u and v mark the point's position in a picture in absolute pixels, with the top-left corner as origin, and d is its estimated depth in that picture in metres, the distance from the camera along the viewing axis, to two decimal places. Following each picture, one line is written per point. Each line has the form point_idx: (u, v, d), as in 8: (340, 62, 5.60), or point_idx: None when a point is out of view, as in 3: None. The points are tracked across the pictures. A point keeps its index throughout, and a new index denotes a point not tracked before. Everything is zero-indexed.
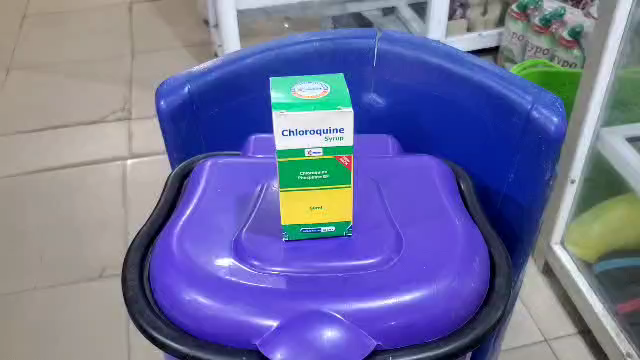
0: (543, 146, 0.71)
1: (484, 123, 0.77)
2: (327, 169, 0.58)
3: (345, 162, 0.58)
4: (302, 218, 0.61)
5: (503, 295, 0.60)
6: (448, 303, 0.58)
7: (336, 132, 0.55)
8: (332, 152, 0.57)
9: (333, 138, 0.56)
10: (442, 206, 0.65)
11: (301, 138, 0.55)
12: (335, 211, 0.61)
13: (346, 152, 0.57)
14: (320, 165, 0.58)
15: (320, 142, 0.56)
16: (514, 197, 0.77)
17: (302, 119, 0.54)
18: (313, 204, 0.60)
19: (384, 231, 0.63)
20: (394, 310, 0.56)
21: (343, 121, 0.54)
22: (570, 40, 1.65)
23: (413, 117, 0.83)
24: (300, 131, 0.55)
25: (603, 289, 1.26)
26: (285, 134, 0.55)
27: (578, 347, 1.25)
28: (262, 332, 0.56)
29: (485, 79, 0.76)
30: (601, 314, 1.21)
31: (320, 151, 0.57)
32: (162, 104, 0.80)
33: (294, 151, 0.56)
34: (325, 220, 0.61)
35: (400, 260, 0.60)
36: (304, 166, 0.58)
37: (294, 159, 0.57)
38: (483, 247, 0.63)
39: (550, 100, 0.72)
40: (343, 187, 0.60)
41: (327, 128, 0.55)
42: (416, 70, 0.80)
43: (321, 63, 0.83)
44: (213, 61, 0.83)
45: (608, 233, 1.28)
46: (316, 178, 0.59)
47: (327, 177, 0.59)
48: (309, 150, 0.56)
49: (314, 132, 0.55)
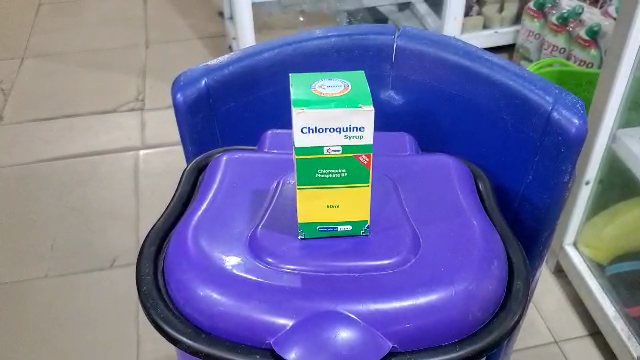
0: (563, 147, 0.71)
1: (503, 123, 0.76)
2: (346, 167, 0.57)
3: (364, 161, 0.57)
4: (319, 217, 0.60)
5: (520, 299, 0.59)
6: (466, 306, 0.57)
7: (357, 130, 0.54)
8: (351, 151, 0.56)
9: (352, 137, 0.55)
10: (460, 206, 0.64)
11: (321, 136, 0.55)
12: (351, 210, 0.60)
13: (365, 151, 0.56)
14: (339, 163, 0.57)
15: (340, 140, 0.55)
16: (532, 199, 0.76)
17: (322, 117, 0.53)
18: (329, 202, 0.59)
19: (401, 230, 0.62)
20: (411, 312, 0.56)
21: (363, 120, 0.53)
22: (587, 39, 1.63)
23: (431, 116, 0.82)
24: (319, 128, 0.54)
25: (614, 291, 1.25)
26: (304, 131, 0.54)
27: (588, 349, 1.24)
28: (277, 331, 0.55)
29: (504, 79, 0.75)
30: (612, 317, 1.19)
31: (339, 149, 0.56)
32: (179, 97, 0.80)
33: (313, 148, 0.56)
34: (341, 219, 0.60)
35: (418, 261, 0.59)
36: (321, 164, 0.57)
37: (312, 157, 0.56)
38: (501, 249, 0.62)
39: (571, 102, 0.71)
40: (360, 186, 0.59)
41: (347, 126, 0.54)
42: (434, 68, 0.80)
43: (338, 58, 0.83)
44: (230, 54, 0.82)
45: (621, 235, 1.26)
46: (334, 176, 0.58)
47: (347, 175, 0.58)
48: (328, 148, 0.56)
49: (333, 130, 0.54)
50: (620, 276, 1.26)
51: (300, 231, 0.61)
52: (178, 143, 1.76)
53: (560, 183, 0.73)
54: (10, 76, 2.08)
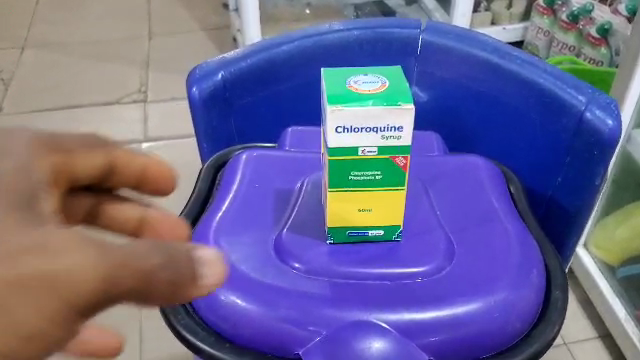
0: (596, 149, 0.70)
1: (533, 123, 0.76)
2: (381, 170, 0.54)
3: (401, 163, 0.53)
4: (349, 222, 0.57)
5: (561, 309, 0.56)
6: (505, 316, 0.54)
7: (394, 130, 0.51)
8: (387, 152, 0.52)
9: (390, 137, 0.51)
10: (494, 210, 0.62)
11: (357, 135, 0.51)
12: (384, 214, 0.56)
13: (402, 152, 0.52)
14: (374, 165, 0.53)
15: (376, 140, 0.51)
16: (561, 201, 0.76)
17: (359, 114, 0.49)
18: (361, 206, 0.56)
19: (436, 234, 0.59)
20: (446, 324, 0.53)
21: (404, 119, 0.50)
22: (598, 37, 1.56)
23: (457, 114, 0.81)
24: (355, 128, 0.50)
25: (627, 295, 1.20)
26: (339, 131, 0.50)
27: (599, 351, 1.18)
28: (306, 342, 0.53)
29: (535, 77, 0.74)
30: (623, 319, 1.16)
31: (375, 150, 0.52)
32: (194, 90, 0.76)
33: (348, 148, 0.52)
34: (373, 223, 0.57)
35: (453, 269, 0.56)
36: (355, 166, 0.53)
37: (347, 158, 0.53)
38: (539, 256, 0.59)
39: (605, 102, 0.70)
40: (395, 188, 0.55)
41: (384, 126, 0.50)
42: (461, 64, 0.78)
43: (361, 53, 0.81)
44: (247, 47, 0.79)
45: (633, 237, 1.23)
46: (367, 179, 0.54)
47: (382, 177, 0.54)
48: (363, 149, 0.52)
49: (370, 129, 0.51)
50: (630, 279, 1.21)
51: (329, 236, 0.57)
52: (181, 137, 1.72)
53: (592, 185, 0.72)
54: (11, 66, 2.04)
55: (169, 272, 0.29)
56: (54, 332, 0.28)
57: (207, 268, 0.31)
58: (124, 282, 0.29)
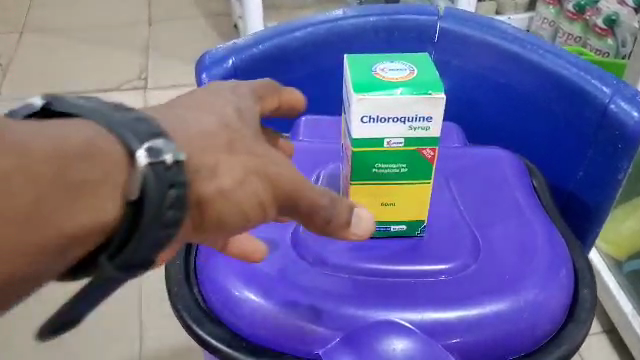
0: (620, 143, 0.67)
1: (555, 116, 0.73)
2: (406, 162, 0.51)
3: (428, 155, 0.51)
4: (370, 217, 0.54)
5: (588, 309, 0.54)
6: (533, 317, 0.52)
7: (423, 120, 0.48)
8: (414, 144, 0.50)
9: (417, 128, 0.49)
10: (519, 206, 0.60)
11: (383, 126, 0.48)
12: (407, 209, 0.54)
13: (430, 144, 0.50)
14: (399, 157, 0.51)
15: (403, 131, 0.49)
16: (581, 196, 0.73)
17: (387, 103, 0.47)
18: (384, 200, 0.54)
19: (460, 233, 0.57)
20: (472, 325, 0.50)
21: (434, 109, 0.47)
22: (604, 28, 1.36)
23: (475, 105, 0.79)
24: (382, 117, 0.48)
25: (634, 290, 1.11)
26: (364, 120, 0.48)
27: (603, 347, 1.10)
28: (326, 342, 0.50)
29: (557, 68, 0.71)
30: (630, 315, 1.06)
31: (401, 142, 0.50)
32: (204, 78, 0.73)
33: (373, 139, 0.49)
34: (396, 217, 0.55)
35: (479, 267, 0.54)
36: (379, 158, 0.51)
37: (371, 149, 0.50)
38: (567, 255, 0.57)
39: (630, 94, 0.67)
40: (421, 183, 0.53)
41: (412, 116, 0.48)
42: (480, 53, 0.75)
43: (376, 40, 0.78)
44: (258, 33, 0.76)
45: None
46: (392, 172, 0.52)
47: (406, 170, 0.52)
48: (389, 140, 0.49)
49: (397, 119, 0.48)
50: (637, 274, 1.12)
51: None
52: None
53: (615, 181, 0.69)
54: (8, 50, 2.01)
55: (327, 214, 0.38)
56: (264, 215, 0.35)
57: (362, 220, 0.41)
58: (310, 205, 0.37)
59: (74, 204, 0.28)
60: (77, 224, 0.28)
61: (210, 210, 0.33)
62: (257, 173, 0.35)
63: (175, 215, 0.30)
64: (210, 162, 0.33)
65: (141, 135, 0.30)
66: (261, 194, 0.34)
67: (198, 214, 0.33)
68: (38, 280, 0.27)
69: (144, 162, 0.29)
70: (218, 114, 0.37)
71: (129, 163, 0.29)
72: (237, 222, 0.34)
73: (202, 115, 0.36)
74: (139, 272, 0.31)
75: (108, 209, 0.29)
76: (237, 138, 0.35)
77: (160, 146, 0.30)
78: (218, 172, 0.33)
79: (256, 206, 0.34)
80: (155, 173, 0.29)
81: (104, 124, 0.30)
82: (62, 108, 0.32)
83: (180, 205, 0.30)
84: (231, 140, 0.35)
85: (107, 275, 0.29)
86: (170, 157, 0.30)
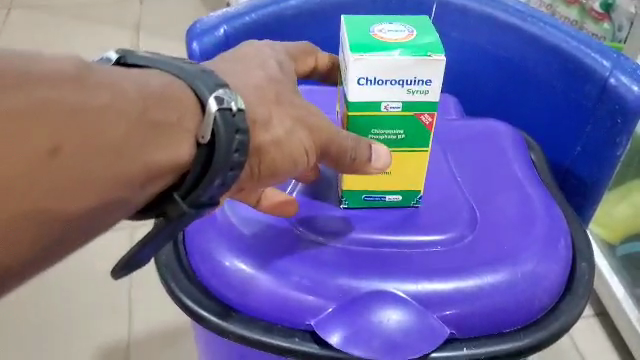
0: (619, 117, 0.66)
1: (554, 89, 0.71)
2: (404, 128, 0.51)
3: (425, 121, 0.50)
4: (366, 185, 0.54)
5: (586, 282, 0.53)
6: (530, 290, 0.51)
7: (422, 84, 0.48)
8: (412, 108, 0.49)
9: (416, 92, 0.48)
10: (518, 179, 0.58)
11: (382, 88, 0.48)
12: (402, 178, 0.54)
13: (427, 109, 0.49)
14: (396, 122, 0.50)
15: (401, 95, 0.48)
16: (578, 172, 0.72)
17: (386, 64, 0.46)
18: None
19: (457, 204, 0.56)
20: (467, 297, 0.49)
21: (433, 70, 0.47)
22: None
23: (473, 79, 0.78)
24: (380, 80, 0.47)
25: (626, 274, 1.11)
26: (361, 82, 0.47)
27: (596, 332, 1.09)
28: (318, 312, 0.49)
29: (557, 40, 0.69)
30: (621, 297, 1.06)
31: (399, 106, 0.49)
32: (195, 46, 0.71)
33: (370, 102, 0.49)
34: (391, 187, 0.54)
35: (475, 239, 0.53)
36: (376, 123, 0.50)
37: (369, 113, 0.49)
38: (566, 228, 0.56)
39: (631, 67, 0.66)
40: (417, 150, 0.52)
41: (411, 78, 0.47)
42: (479, 26, 0.74)
43: (372, 11, 0.76)
44: (251, 3, 0.74)
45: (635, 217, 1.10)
46: (390, 138, 0.51)
47: (403, 138, 0.51)
48: (386, 104, 0.49)
49: (395, 81, 0.47)
50: (633, 259, 1.11)
51: (344, 200, 0.55)
52: None
53: (613, 156, 0.68)
54: None
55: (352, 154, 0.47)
56: (307, 159, 0.45)
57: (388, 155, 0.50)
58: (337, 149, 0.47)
59: (159, 141, 0.37)
60: (159, 160, 0.37)
61: (267, 154, 0.43)
62: (300, 122, 0.45)
63: (240, 156, 0.40)
64: (262, 114, 0.43)
65: (208, 88, 0.40)
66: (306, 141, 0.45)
67: (257, 157, 0.43)
68: (133, 204, 0.36)
69: (214, 111, 0.39)
70: (263, 69, 0.47)
71: (200, 112, 0.40)
72: (287, 166, 0.44)
73: (251, 71, 0.46)
74: (208, 208, 0.41)
75: (183, 150, 0.38)
76: (281, 94, 0.45)
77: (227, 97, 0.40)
78: (271, 123, 0.43)
79: (300, 150, 0.44)
80: (223, 116, 0.39)
81: (186, 82, 0.40)
82: (145, 64, 0.42)
83: (243, 148, 0.40)
84: (276, 93, 0.45)
85: (182, 211, 0.40)
86: (235, 105, 0.40)
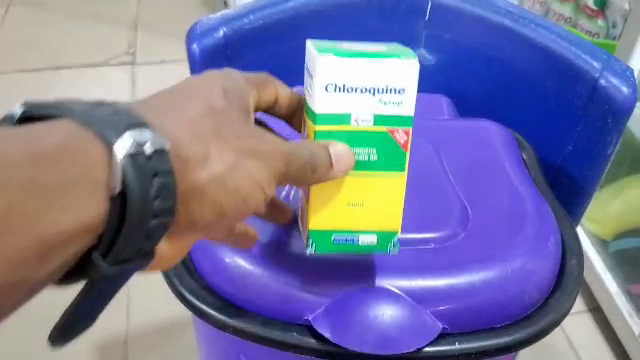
0: (609, 117, 0.68)
1: (545, 90, 0.73)
2: (377, 147, 0.46)
3: (400, 139, 0.45)
4: (336, 221, 0.48)
5: (575, 279, 0.55)
6: (521, 285, 0.52)
7: (395, 92, 0.44)
8: (384, 122, 0.45)
9: (389, 102, 0.44)
10: (509, 178, 0.60)
11: (353, 97, 0.43)
12: (377, 213, 0.48)
13: (402, 124, 0.45)
14: (367, 140, 0.45)
15: (372, 105, 0.44)
16: (570, 170, 0.74)
17: (352, 68, 0.42)
18: (350, 200, 0.47)
19: (450, 202, 0.57)
20: (460, 293, 0.51)
21: (408, 76, 0.43)
22: None
23: (467, 79, 0.79)
24: (347, 87, 0.43)
25: (619, 269, 1.12)
26: (328, 88, 0.43)
27: (589, 328, 1.11)
28: (315, 308, 0.50)
29: (548, 42, 0.71)
30: (613, 292, 1.08)
31: (369, 120, 0.44)
32: (195, 48, 0.72)
33: (340, 115, 0.44)
34: (368, 226, 0.49)
35: (468, 236, 0.55)
36: (345, 140, 0.45)
37: (336, 127, 0.45)
38: (555, 225, 0.57)
39: (621, 69, 0.67)
40: (392, 177, 0.47)
41: (382, 86, 0.43)
42: (472, 26, 0.76)
43: (368, 11, 0.77)
44: (249, 4, 0.75)
45: (626, 213, 1.12)
46: (362, 160, 0.46)
47: (379, 159, 0.46)
48: (356, 116, 0.44)
49: (365, 89, 0.43)
50: (624, 254, 1.13)
51: (311, 244, 0.49)
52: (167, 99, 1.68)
53: (603, 154, 0.70)
54: None
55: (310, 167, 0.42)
56: (261, 194, 0.40)
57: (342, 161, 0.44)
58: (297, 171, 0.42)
59: (67, 198, 0.33)
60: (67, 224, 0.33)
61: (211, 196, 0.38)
62: (250, 156, 0.40)
63: (163, 204, 0.35)
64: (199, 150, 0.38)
65: (116, 129, 0.34)
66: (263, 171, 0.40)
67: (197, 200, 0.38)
68: (47, 272, 0.33)
69: (123, 156, 0.33)
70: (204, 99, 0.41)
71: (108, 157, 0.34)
72: (237, 204, 0.40)
73: (189, 100, 0.40)
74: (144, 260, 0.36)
75: (94, 207, 0.34)
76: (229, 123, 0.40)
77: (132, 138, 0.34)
78: (210, 159, 0.38)
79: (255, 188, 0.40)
80: (135, 162, 0.34)
81: (87, 125, 0.34)
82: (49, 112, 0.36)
83: (165, 193, 0.34)
84: (218, 126, 0.40)
85: (103, 274, 0.35)
86: (149, 147, 0.34)
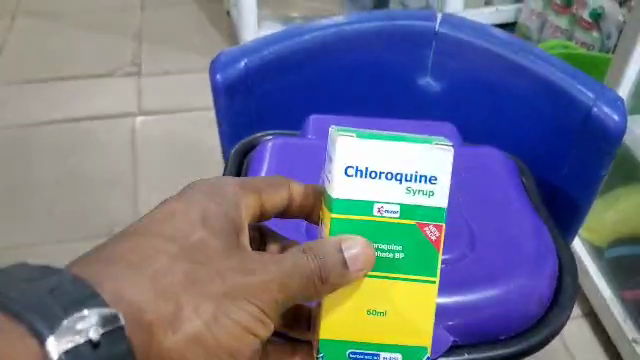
0: (603, 143, 0.75)
1: (543, 116, 0.79)
2: (403, 243, 0.49)
3: (429, 235, 0.48)
4: (355, 327, 0.50)
5: (572, 294, 0.61)
6: (523, 302, 0.59)
7: (424, 181, 0.47)
8: (411, 213, 0.48)
9: (418, 192, 0.47)
10: (509, 201, 0.66)
11: (375, 184, 0.47)
12: (398, 323, 0.50)
13: (429, 218, 0.48)
14: (392, 235, 0.48)
15: (400, 193, 0.47)
16: (566, 189, 0.81)
17: (381, 152, 0.46)
18: (372, 308, 0.50)
19: (456, 226, 0.63)
20: (465, 309, 0.58)
21: (437, 163, 0.46)
22: (589, 22, 1.39)
23: (469, 105, 0.83)
24: (374, 171, 0.46)
25: (612, 276, 1.18)
26: (352, 171, 0.46)
27: (584, 332, 1.16)
28: None
29: (546, 73, 0.77)
30: (608, 298, 1.14)
31: (395, 210, 0.48)
32: (219, 77, 0.78)
33: (362, 202, 0.47)
34: (384, 339, 0.50)
35: (473, 258, 0.61)
36: (368, 232, 0.48)
37: (360, 216, 0.48)
38: (552, 244, 0.63)
39: (613, 98, 0.74)
40: (415, 279, 0.49)
41: (411, 172, 0.47)
42: (475, 56, 0.80)
43: (378, 45, 0.81)
44: (269, 36, 0.81)
45: (622, 221, 1.18)
46: (387, 256, 0.49)
47: (404, 258, 0.49)
48: (380, 205, 0.47)
49: (393, 174, 0.47)
50: (617, 261, 1.19)
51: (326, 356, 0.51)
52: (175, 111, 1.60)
53: (597, 174, 0.77)
54: None
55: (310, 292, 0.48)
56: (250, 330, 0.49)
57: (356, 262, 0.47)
58: (301, 289, 0.48)
59: None
60: None
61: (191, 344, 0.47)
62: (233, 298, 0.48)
63: None
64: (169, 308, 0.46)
65: (50, 325, 0.39)
66: (260, 305, 0.48)
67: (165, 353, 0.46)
68: None
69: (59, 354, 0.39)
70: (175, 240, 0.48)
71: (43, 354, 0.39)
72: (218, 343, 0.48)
73: (152, 252, 0.47)
74: None
75: None
76: (207, 270, 0.48)
77: (66, 337, 0.39)
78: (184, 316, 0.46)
79: (237, 329, 0.48)
80: (77, 351, 0.40)
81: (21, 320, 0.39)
82: None
83: None
84: (190, 279, 0.47)
85: None
86: (94, 336, 0.40)
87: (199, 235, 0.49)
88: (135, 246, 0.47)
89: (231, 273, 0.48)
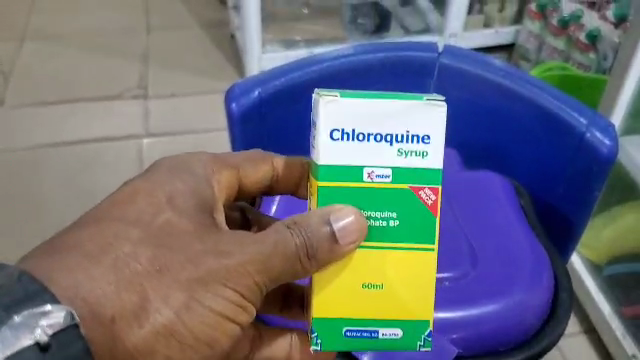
0: (595, 166, 0.79)
1: (540, 141, 0.84)
2: (397, 209, 0.48)
3: (425, 199, 0.48)
4: (350, 308, 0.49)
5: (567, 309, 0.66)
6: (521, 317, 0.64)
7: (416, 141, 0.47)
8: (402, 177, 0.47)
9: (410, 153, 0.47)
10: (509, 222, 0.71)
11: (362, 147, 0.47)
12: (396, 296, 0.49)
13: (422, 181, 0.47)
14: (385, 200, 0.48)
15: (390, 156, 0.47)
16: (562, 209, 0.85)
17: (363, 113, 0.46)
18: (366, 280, 0.49)
19: (459, 245, 0.69)
20: (467, 324, 0.63)
21: (427, 119, 0.46)
22: (586, 44, 1.42)
23: (471, 130, 0.89)
24: (360, 133, 0.46)
25: (610, 292, 1.20)
26: (337, 135, 0.46)
27: (585, 348, 1.17)
28: None
29: (541, 100, 0.81)
30: (607, 315, 1.16)
31: (387, 174, 0.47)
32: (234, 106, 0.82)
33: (351, 168, 0.47)
34: (385, 316, 0.50)
35: (475, 275, 0.66)
36: (360, 199, 0.48)
37: (350, 182, 0.47)
38: (548, 263, 0.68)
39: (604, 124, 0.78)
40: (411, 251, 0.49)
41: (400, 133, 0.46)
42: (475, 84, 0.85)
43: (384, 73, 0.86)
44: (280, 67, 0.85)
45: (616, 238, 1.23)
46: (380, 223, 0.48)
47: (397, 225, 0.48)
48: (371, 170, 0.47)
49: (380, 136, 0.46)
50: (614, 278, 1.21)
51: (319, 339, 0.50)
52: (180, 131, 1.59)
53: (591, 196, 0.81)
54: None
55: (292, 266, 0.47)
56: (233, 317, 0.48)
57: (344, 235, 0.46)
58: (284, 265, 0.48)
59: None
60: None
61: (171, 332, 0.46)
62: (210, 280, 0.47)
63: None
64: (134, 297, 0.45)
65: None
66: (237, 289, 0.47)
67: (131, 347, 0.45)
68: None
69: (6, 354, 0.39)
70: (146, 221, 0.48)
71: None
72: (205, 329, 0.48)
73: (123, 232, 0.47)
74: None
75: None
76: (172, 257, 0.46)
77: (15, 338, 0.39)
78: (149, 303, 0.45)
79: (212, 315, 0.48)
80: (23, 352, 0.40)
81: None
82: None
83: None
84: (155, 256, 0.46)
85: None
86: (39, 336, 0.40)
87: (165, 217, 0.48)
88: (102, 230, 0.46)
89: (205, 257, 0.47)
